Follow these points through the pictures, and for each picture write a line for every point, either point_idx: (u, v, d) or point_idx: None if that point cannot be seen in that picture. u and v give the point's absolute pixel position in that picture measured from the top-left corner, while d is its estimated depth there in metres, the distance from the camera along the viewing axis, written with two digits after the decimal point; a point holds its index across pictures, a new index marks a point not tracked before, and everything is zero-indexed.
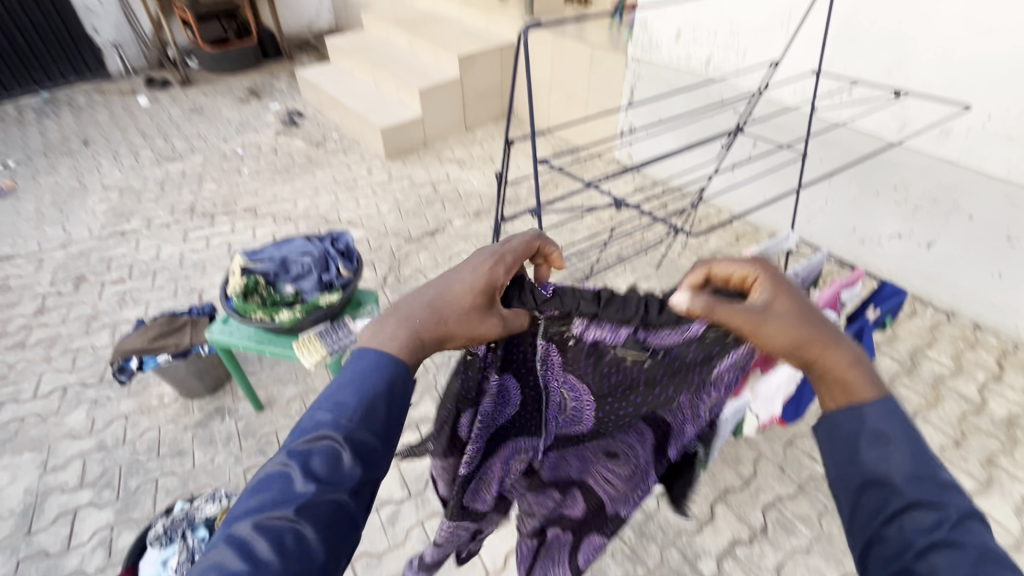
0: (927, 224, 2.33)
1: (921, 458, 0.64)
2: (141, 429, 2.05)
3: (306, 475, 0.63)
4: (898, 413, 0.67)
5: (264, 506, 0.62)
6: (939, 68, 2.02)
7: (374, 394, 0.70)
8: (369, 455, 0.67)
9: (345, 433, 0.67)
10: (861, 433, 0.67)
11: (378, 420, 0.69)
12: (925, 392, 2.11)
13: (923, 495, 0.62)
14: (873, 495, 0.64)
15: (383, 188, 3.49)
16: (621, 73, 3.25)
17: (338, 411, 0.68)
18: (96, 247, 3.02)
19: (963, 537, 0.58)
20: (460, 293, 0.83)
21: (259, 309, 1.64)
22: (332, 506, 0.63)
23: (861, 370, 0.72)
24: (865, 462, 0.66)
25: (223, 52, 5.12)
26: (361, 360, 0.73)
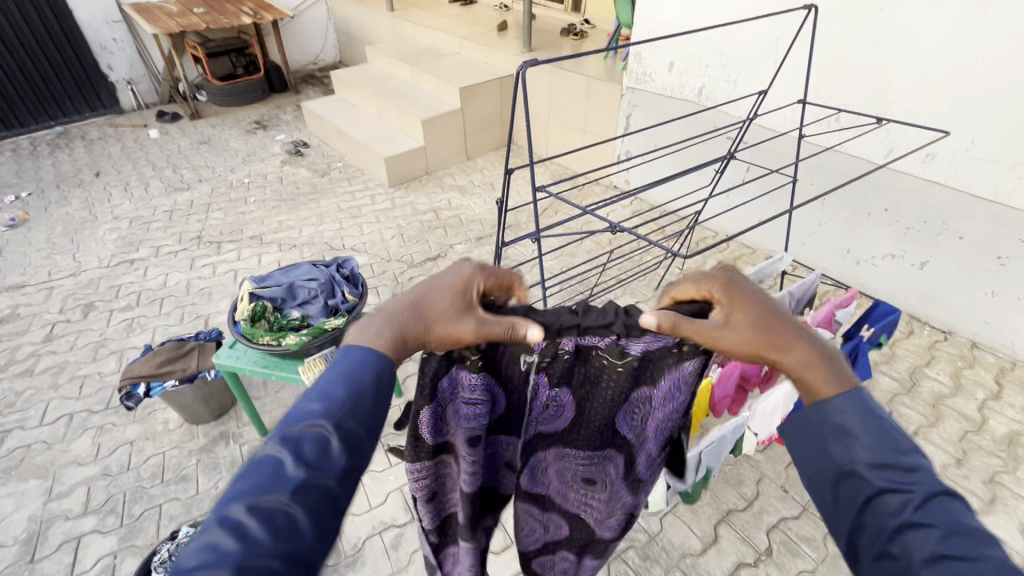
0: (919, 245, 2.38)
1: (888, 441, 0.64)
2: (145, 455, 2.07)
3: (296, 459, 0.58)
4: (857, 403, 0.68)
5: (255, 491, 0.56)
6: (921, 95, 2.11)
7: (363, 384, 0.66)
8: (358, 442, 0.63)
9: (337, 419, 0.62)
10: (827, 426, 0.68)
11: (366, 408, 0.65)
12: (925, 411, 2.12)
13: (890, 479, 0.62)
14: (847, 486, 0.64)
15: (386, 215, 3.57)
16: (617, 102, 3.36)
17: (327, 400, 0.63)
18: (106, 275, 3.08)
19: (929, 516, 0.58)
20: (440, 295, 0.78)
21: (266, 334, 1.68)
22: (322, 492, 0.59)
23: (820, 372, 0.72)
24: (834, 454, 0.66)
25: (232, 86, 5.30)
26: (346, 357, 0.68)
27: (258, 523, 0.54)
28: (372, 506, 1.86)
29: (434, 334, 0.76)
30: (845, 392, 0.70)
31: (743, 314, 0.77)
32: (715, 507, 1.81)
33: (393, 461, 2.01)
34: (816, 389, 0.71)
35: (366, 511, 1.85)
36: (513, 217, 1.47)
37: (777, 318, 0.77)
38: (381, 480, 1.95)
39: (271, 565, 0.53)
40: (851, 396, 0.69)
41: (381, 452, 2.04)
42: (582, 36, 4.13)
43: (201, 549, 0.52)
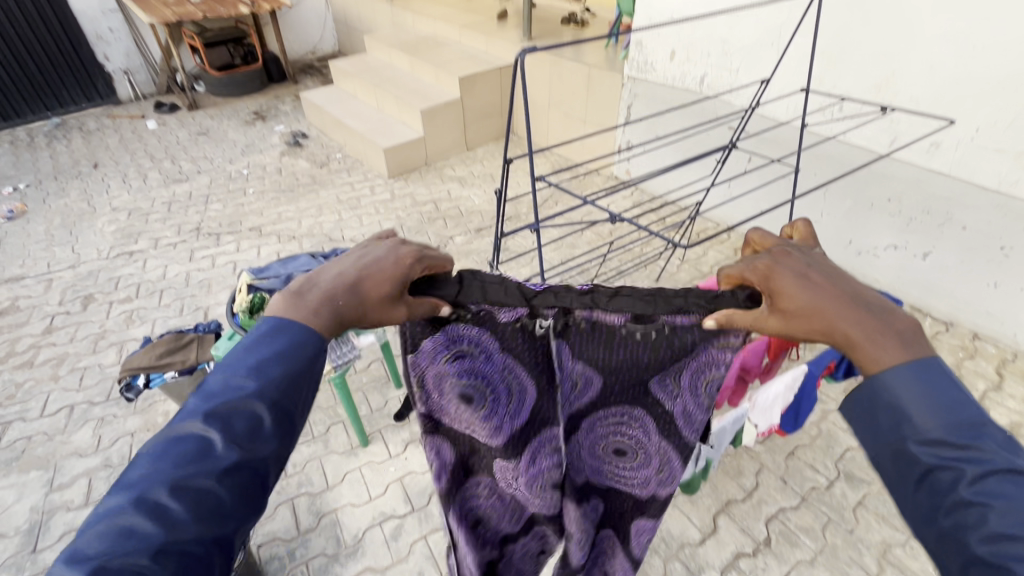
0: (922, 235, 2.36)
1: (945, 415, 0.57)
2: None
3: (225, 439, 0.60)
4: (916, 373, 0.61)
5: (179, 470, 0.57)
6: (926, 83, 2.08)
7: (298, 364, 0.66)
8: (288, 422, 0.65)
9: (268, 400, 0.63)
10: (878, 401, 0.62)
11: (298, 388, 0.66)
12: None
13: (939, 457, 0.56)
14: (895, 466, 0.60)
15: (386, 206, 3.55)
16: (618, 92, 3.33)
17: (257, 380, 0.63)
18: (105, 267, 3.08)
19: (985, 493, 0.53)
20: (378, 277, 0.74)
21: None
22: (249, 473, 0.61)
23: (876, 342, 0.63)
24: (884, 430, 0.61)
25: (230, 76, 5.26)
26: (281, 335, 0.67)
27: (183, 506, 0.56)
28: (372, 497, 1.87)
29: (367, 319, 0.74)
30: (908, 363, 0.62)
31: (794, 286, 0.68)
32: (714, 498, 1.81)
33: (393, 452, 2.02)
34: (873, 362, 0.63)
35: (366, 502, 1.86)
36: (518, 205, 1.44)
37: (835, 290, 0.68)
38: (381, 471, 1.95)
39: (195, 546, 0.56)
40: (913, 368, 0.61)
41: (381, 443, 2.05)
42: (583, 25, 4.08)
43: (120, 532, 0.54)
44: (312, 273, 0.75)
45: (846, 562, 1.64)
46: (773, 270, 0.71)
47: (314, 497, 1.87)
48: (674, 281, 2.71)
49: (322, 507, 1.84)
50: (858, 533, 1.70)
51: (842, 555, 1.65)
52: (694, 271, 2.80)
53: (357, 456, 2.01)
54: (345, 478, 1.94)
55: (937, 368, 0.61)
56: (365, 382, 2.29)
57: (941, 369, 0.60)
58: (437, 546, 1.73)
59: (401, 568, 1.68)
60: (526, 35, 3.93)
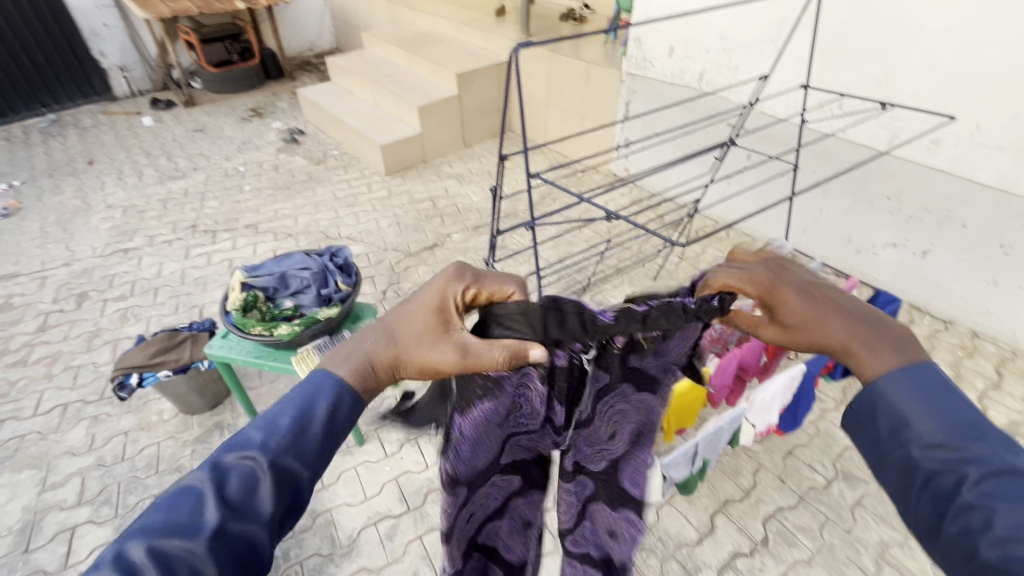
0: (921, 233, 2.35)
1: (943, 417, 0.58)
2: (140, 446, 2.06)
3: (219, 498, 0.57)
4: (913, 379, 0.61)
5: (170, 525, 0.55)
6: (926, 80, 2.06)
7: (312, 420, 0.66)
8: (291, 485, 0.62)
9: (274, 456, 0.62)
10: (878, 409, 0.62)
11: (309, 447, 0.64)
12: None
13: (939, 461, 0.56)
14: (896, 474, 0.60)
15: (383, 204, 3.53)
16: (617, 89, 3.31)
17: (270, 432, 0.63)
18: (99, 265, 3.05)
19: (989, 495, 0.51)
20: (417, 317, 0.80)
21: (258, 324, 1.66)
22: (239, 537, 0.57)
23: (874, 348, 0.66)
24: (886, 438, 0.61)
25: (226, 73, 5.23)
26: (307, 385, 0.69)
27: (156, 570, 0.52)
28: (368, 497, 1.86)
29: (408, 363, 0.78)
30: (898, 365, 0.64)
31: (793, 298, 0.76)
32: (712, 498, 1.80)
33: (388, 451, 2.00)
34: (868, 367, 0.66)
35: (361, 502, 1.84)
36: (508, 201, 1.43)
37: (827, 307, 0.73)
38: (377, 470, 1.94)
39: None
40: (907, 370, 0.63)
41: (376, 442, 2.04)
42: (582, 21, 4.06)
43: None
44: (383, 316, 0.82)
45: (844, 562, 1.63)
46: (773, 285, 0.78)
47: None
48: (672, 279, 2.70)
49: (317, 507, 1.83)
50: (856, 532, 1.69)
51: (840, 554, 1.64)
52: (692, 270, 2.79)
53: (353, 455, 1.99)
54: (340, 477, 1.92)
55: (933, 373, 0.61)
56: None
57: (937, 374, 0.61)
58: (432, 547, 1.71)
59: (396, 568, 1.67)
60: (525, 31, 3.90)
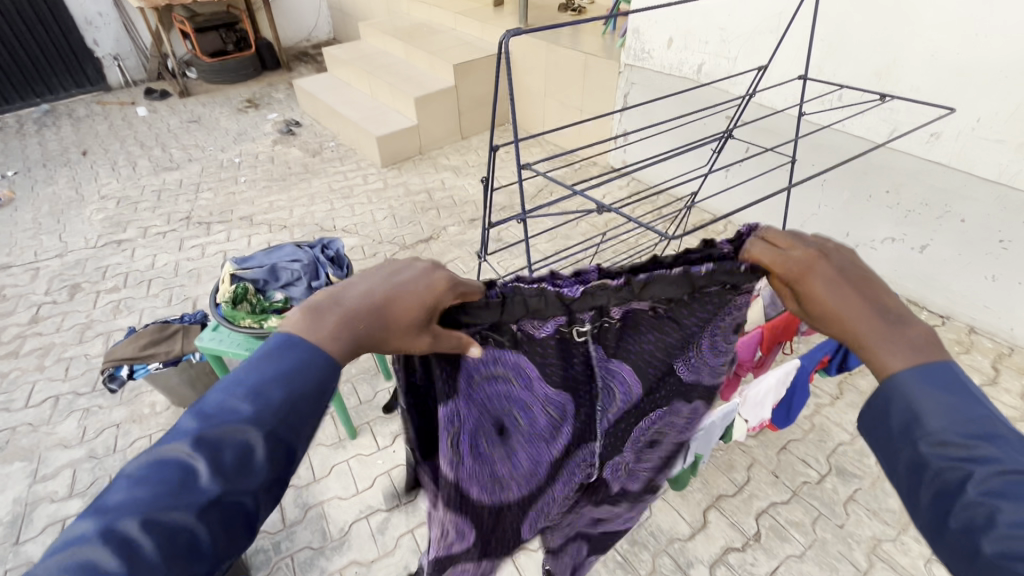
0: (920, 228, 2.33)
1: (956, 410, 0.51)
2: (132, 437, 2.05)
3: (211, 470, 0.48)
4: (932, 374, 0.54)
5: (155, 500, 0.46)
6: (927, 72, 2.03)
7: (308, 387, 0.55)
8: (289, 454, 0.53)
9: (268, 427, 0.51)
10: (888, 401, 0.56)
11: (307, 416, 0.54)
12: None
13: (948, 457, 0.50)
14: (901, 469, 0.54)
15: (379, 196, 3.51)
16: (616, 81, 3.28)
17: (259, 401, 0.52)
18: (92, 256, 3.04)
19: (999, 493, 0.46)
20: (407, 303, 0.66)
21: (248, 316, 1.64)
22: (236, 509, 0.49)
23: (900, 345, 0.58)
24: (893, 428, 0.55)
25: (222, 63, 5.18)
26: (293, 351, 0.56)
27: (154, 544, 0.45)
28: (359, 490, 1.85)
29: (388, 342, 0.66)
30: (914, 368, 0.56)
31: (816, 282, 0.66)
32: (705, 492, 1.79)
33: (381, 445, 2.00)
34: (880, 364, 0.59)
35: (352, 495, 1.84)
36: (500, 193, 1.41)
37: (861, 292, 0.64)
38: (369, 464, 1.93)
39: None
40: (920, 372, 0.55)
41: (369, 435, 2.03)
42: (581, 12, 4.01)
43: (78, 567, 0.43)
44: (338, 285, 0.64)
45: (836, 557, 1.62)
46: (806, 270, 0.68)
47: (300, 490, 1.85)
48: None
49: (309, 500, 1.82)
50: (848, 527, 1.68)
51: (832, 550, 1.64)
52: None
53: (346, 449, 1.99)
54: (333, 470, 1.91)
55: (949, 372, 0.54)
56: (354, 373, 2.27)
57: (955, 374, 0.54)
58: (423, 540, 1.71)
59: (387, 561, 1.66)
60: (523, 21, 3.85)
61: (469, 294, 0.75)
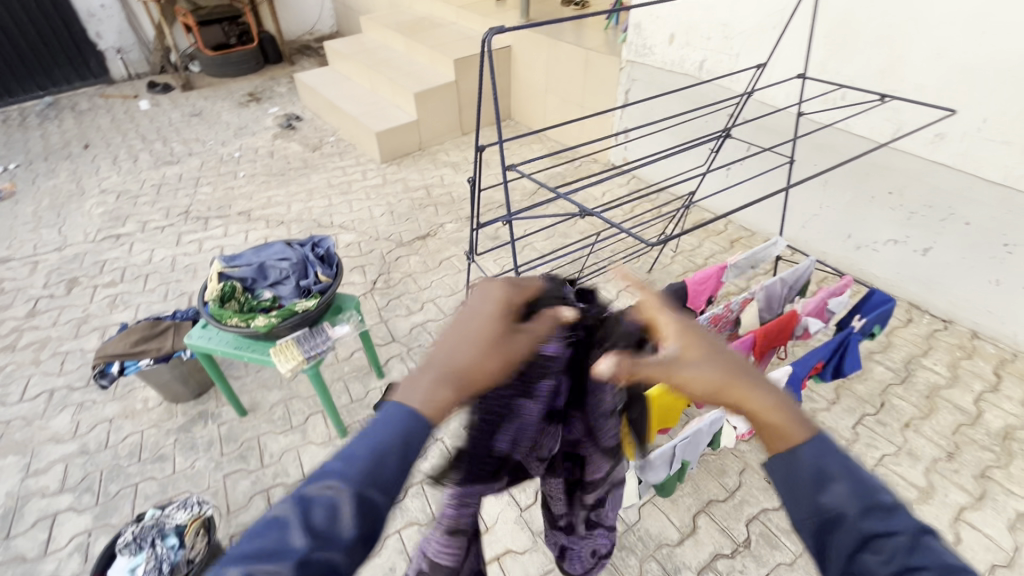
0: (923, 230, 2.29)
1: (859, 481, 0.58)
2: (124, 433, 2.05)
3: (303, 528, 0.51)
4: (829, 447, 0.61)
5: (255, 558, 0.49)
6: (933, 70, 1.98)
7: (394, 441, 0.58)
8: (379, 514, 0.55)
9: (358, 483, 0.54)
10: (805, 476, 0.60)
11: (395, 473, 0.57)
12: (919, 402, 2.05)
13: (877, 527, 0.55)
14: (835, 538, 0.56)
15: (377, 192, 3.49)
16: (617, 77, 3.23)
17: (350, 460, 0.56)
18: (91, 250, 3.04)
19: (924, 560, 0.52)
20: (484, 325, 0.71)
21: (235, 315, 1.62)
22: (324, 569, 0.50)
23: (785, 410, 0.65)
24: (818, 502, 0.58)
25: (224, 56, 5.17)
26: (386, 412, 0.60)
27: None
28: None
29: (494, 366, 0.69)
30: (817, 435, 0.62)
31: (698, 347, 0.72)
32: (695, 497, 1.77)
33: None
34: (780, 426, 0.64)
35: None
36: (490, 197, 1.39)
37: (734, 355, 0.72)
38: None
39: None
40: (824, 440, 0.62)
41: None
42: (583, 7, 3.96)
43: None
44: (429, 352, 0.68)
45: None
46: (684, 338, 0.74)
47: (289, 489, 1.85)
48: (666, 274, 2.66)
49: None
50: None
51: None
52: (687, 263, 2.74)
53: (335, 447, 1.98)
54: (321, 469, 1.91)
55: (828, 440, 0.62)
56: (347, 371, 2.26)
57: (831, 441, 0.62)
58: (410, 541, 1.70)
59: (373, 562, 1.66)
60: (524, 16, 3.81)
61: (529, 295, 0.82)
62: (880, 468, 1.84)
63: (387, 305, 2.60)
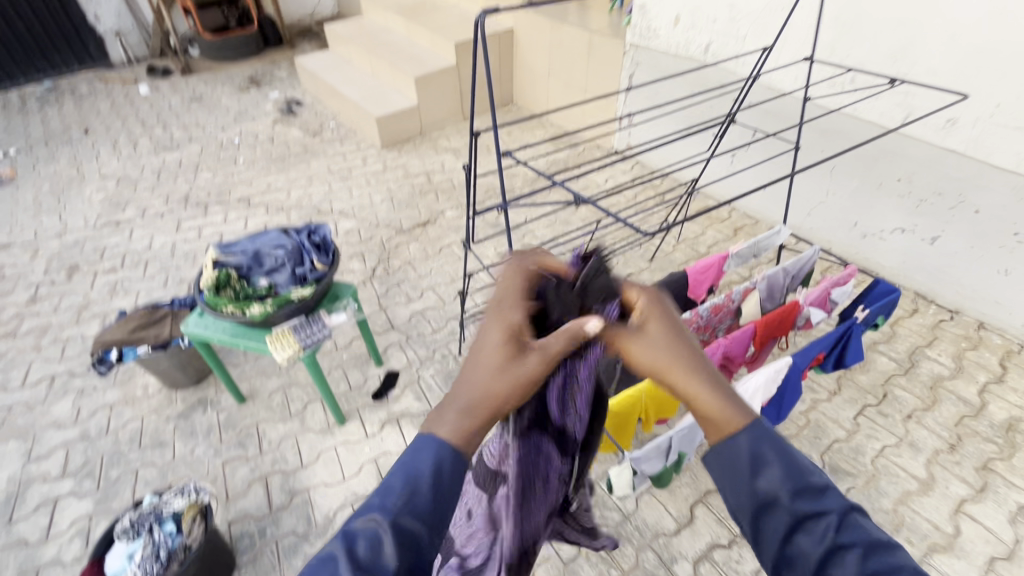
0: (931, 219, 2.24)
1: (793, 468, 0.67)
2: (124, 419, 2.06)
3: (350, 564, 0.57)
4: (766, 436, 0.69)
5: None
6: (945, 53, 1.92)
7: (423, 475, 0.63)
8: (416, 543, 0.60)
9: (395, 516, 0.60)
10: (746, 462, 0.67)
11: (426, 504, 0.62)
12: (922, 393, 2.03)
13: (810, 510, 0.65)
14: (771, 518, 0.65)
15: (377, 178, 3.46)
16: (620, 60, 3.17)
17: (386, 494, 0.62)
18: (91, 236, 3.04)
19: (848, 537, 0.63)
20: (491, 352, 0.71)
21: (231, 303, 1.61)
22: None
23: (727, 401, 0.71)
24: (758, 487, 0.66)
25: (223, 39, 5.10)
26: (418, 450, 0.65)
27: None
28: (346, 477, 1.86)
29: (504, 392, 0.69)
30: (753, 423, 0.69)
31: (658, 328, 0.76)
32: (693, 487, 1.76)
33: (369, 432, 2.00)
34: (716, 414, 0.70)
35: (339, 482, 1.84)
36: (488, 184, 1.35)
37: (689, 338, 0.76)
38: (356, 451, 1.94)
39: None
40: (760, 427, 0.69)
41: (357, 422, 2.03)
42: None
43: None
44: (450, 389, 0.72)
45: None
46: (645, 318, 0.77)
47: (288, 476, 1.86)
48: (668, 262, 2.63)
49: (295, 486, 1.83)
50: None
51: None
52: (690, 252, 2.71)
53: (334, 435, 1.99)
54: (320, 456, 1.92)
55: (765, 429, 0.69)
56: (345, 359, 2.26)
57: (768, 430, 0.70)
58: None
59: None
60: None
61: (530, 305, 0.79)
62: (881, 460, 1.83)
63: (387, 293, 2.59)
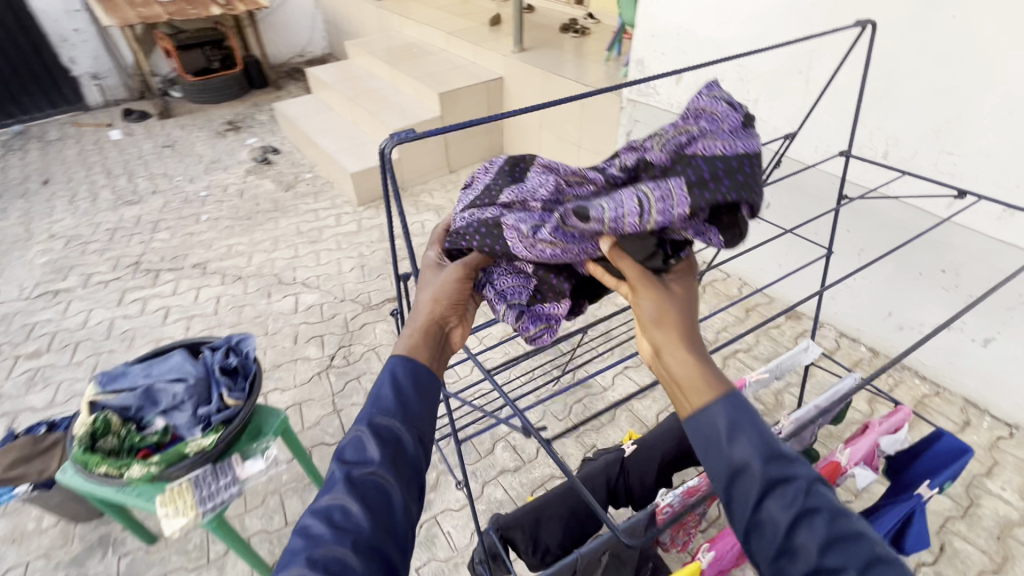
0: (983, 318, 1.87)
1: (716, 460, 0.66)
2: (4, 565, 1.69)
3: (369, 448, 0.65)
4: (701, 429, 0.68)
5: (351, 449, 0.66)
6: (1007, 134, 1.58)
7: (401, 384, 0.72)
8: (397, 442, 0.67)
9: (380, 416, 0.68)
10: (718, 432, 0.66)
11: (405, 409, 0.70)
12: (988, 547, 1.63)
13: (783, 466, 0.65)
14: (740, 486, 0.65)
15: (349, 241, 3.14)
16: (617, 115, 2.87)
17: (369, 408, 0.70)
18: (22, 310, 2.72)
19: (816, 501, 0.63)
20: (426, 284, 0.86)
21: (104, 461, 1.26)
22: (375, 483, 0.64)
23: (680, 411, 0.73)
24: (730, 455, 0.65)
25: (203, 82, 4.87)
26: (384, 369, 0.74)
27: (355, 507, 0.62)
28: None
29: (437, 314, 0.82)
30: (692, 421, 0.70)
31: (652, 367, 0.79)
32: None
33: None
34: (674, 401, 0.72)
35: None
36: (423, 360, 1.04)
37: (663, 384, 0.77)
38: None
39: None
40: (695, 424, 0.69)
41: None
42: (584, 34, 3.73)
43: None
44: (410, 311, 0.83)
45: None
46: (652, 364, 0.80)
47: None
48: None
49: None
50: None
51: None
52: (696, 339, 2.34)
53: None
54: None
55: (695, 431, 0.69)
56: (284, 483, 1.88)
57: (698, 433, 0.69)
58: None
59: None
60: (517, 46, 3.48)
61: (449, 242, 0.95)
62: None
63: (343, 390, 2.23)
